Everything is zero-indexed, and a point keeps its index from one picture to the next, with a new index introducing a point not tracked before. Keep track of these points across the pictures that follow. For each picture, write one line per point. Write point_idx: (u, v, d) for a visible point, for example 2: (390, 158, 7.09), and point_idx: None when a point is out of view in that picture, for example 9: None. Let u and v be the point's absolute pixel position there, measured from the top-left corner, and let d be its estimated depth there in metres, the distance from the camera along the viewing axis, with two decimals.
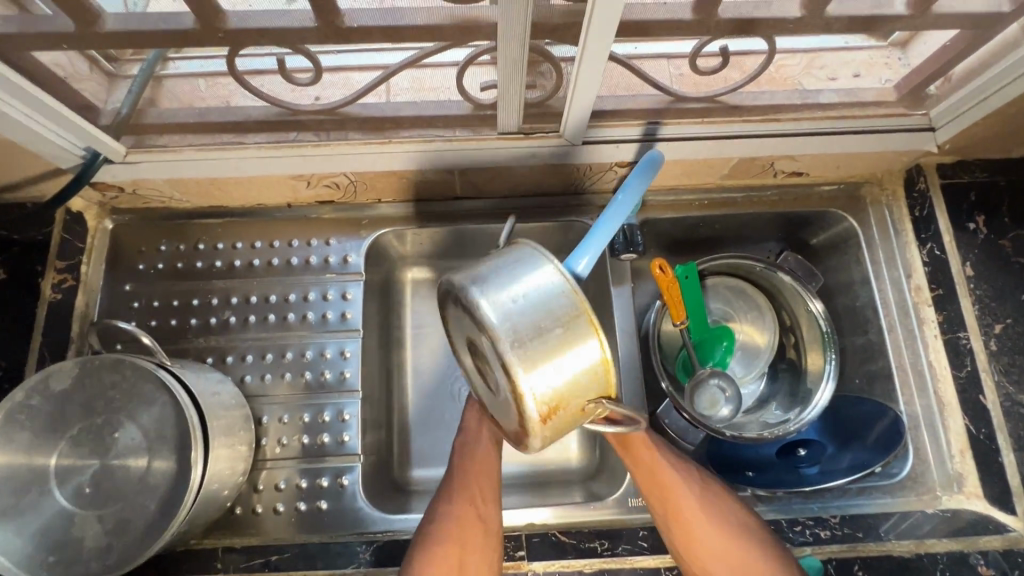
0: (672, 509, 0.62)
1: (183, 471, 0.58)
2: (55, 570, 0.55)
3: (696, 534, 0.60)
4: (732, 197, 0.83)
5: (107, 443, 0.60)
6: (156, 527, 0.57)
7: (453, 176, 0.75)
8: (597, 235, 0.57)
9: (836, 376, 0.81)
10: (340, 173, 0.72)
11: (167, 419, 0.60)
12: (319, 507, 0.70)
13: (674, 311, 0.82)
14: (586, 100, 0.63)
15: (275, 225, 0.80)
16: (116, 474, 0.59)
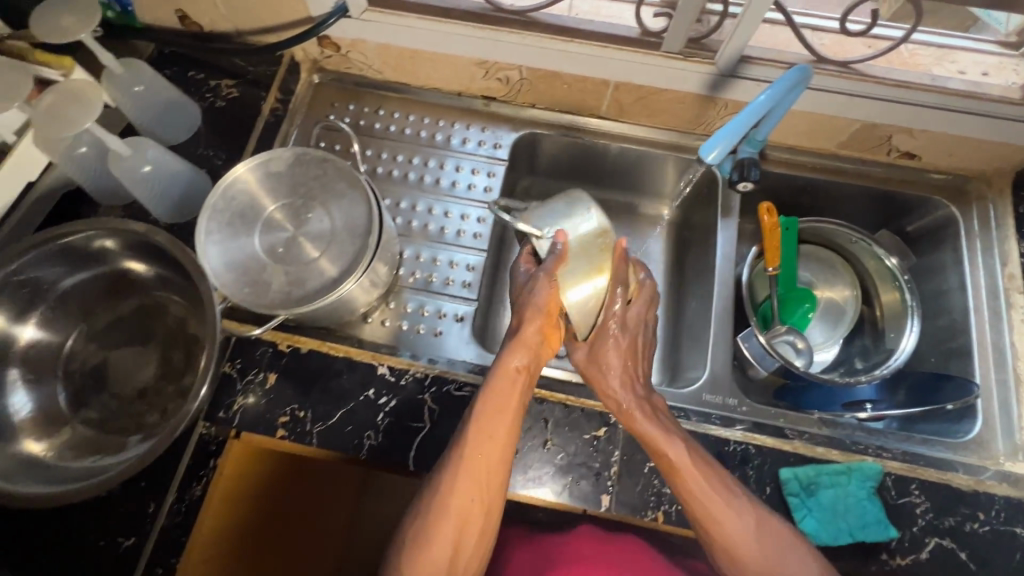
0: (704, 521, 0.61)
1: (358, 251, 0.71)
2: (248, 299, 0.68)
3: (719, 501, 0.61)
4: (844, 166, 0.90)
5: (303, 223, 0.73)
6: (330, 286, 0.69)
7: (607, 89, 0.86)
8: (747, 116, 0.69)
9: (918, 322, 0.87)
10: (517, 66, 0.85)
11: (351, 220, 0.73)
12: (436, 333, 0.81)
13: (768, 256, 0.90)
14: (746, 33, 0.73)
15: (443, 108, 0.95)
16: (302, 249, 0.72)
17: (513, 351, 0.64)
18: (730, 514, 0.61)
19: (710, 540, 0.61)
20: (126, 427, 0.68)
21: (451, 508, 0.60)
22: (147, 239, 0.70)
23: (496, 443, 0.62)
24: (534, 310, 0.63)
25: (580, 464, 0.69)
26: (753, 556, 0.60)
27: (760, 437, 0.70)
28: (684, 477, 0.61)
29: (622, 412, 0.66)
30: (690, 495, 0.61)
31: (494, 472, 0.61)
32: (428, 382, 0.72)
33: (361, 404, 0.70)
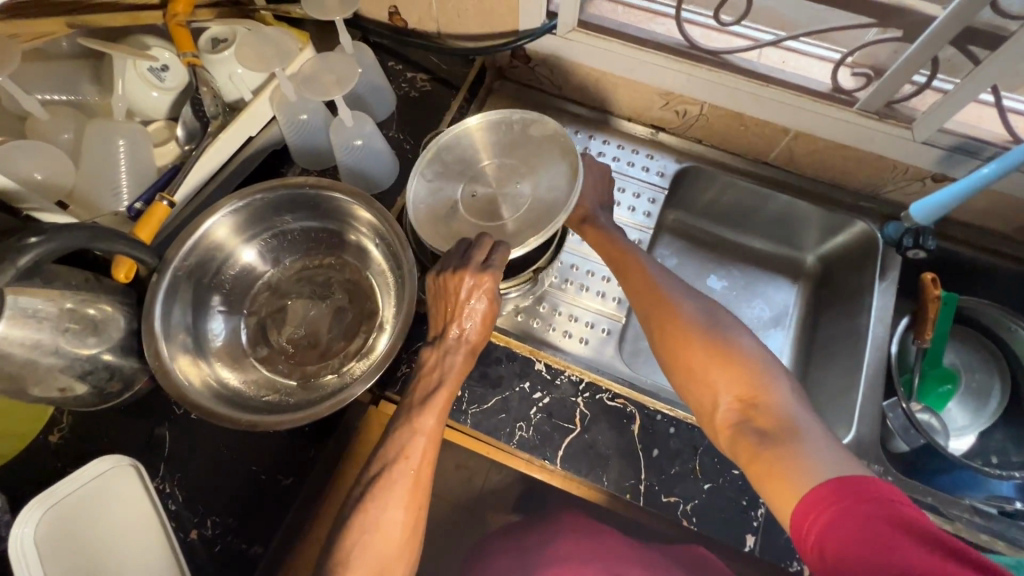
0: (648, 305, 0.70)
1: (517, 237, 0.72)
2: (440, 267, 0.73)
3: (672, 319, 0.67)
4: (1012, 251, 0.89)
5: (505, 186, 0.77)
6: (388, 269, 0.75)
7: (784, 137, 0.88)
8: (956, 189, 0.77)
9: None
10: (699, 101, 0.88)
11: (557, 188, 0.74)
12: (582, 341, 0.82)
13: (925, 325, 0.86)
14: (949, 108, 0.73)
15: (611, 130, 0.99)
16: (468, 212, 0.76)
17: (454, 352, 0.67)
18: (681, 328, 0.66)
19: (654, 326, 0.68)
20: (298, 373, 0.71)
21: (384, 517, 0.59)
22: (377, 225, 0.73)
23: (428, 443, 0.63)
24: (479, 321, 0.66)
25: (727, 498, 0.68)
26: (703, 364, 0.63)
27: None
28: (633, 267, 0.74)
29: (583, 218, 0.81)
30: (640, 289, 0.72)
31: (425, 468, 0.62)
32: (583, 387, 0.73)
33: (516, 394, 0.72)
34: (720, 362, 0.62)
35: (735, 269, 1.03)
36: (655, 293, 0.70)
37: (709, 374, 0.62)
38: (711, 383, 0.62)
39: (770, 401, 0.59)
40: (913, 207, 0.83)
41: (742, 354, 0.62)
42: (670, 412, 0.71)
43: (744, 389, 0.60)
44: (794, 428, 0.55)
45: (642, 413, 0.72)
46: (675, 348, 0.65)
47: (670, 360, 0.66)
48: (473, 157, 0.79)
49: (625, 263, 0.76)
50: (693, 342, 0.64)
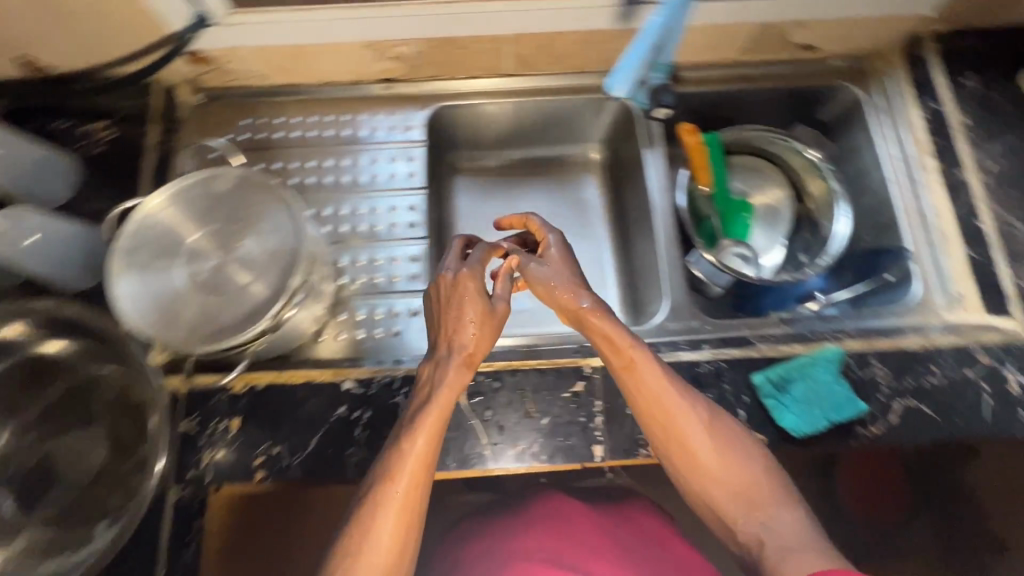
0: (663, 416, 0.63)
1: (259, 309, 0.64)
2: (175, 340, 0.62)
3: (691, 426, 0.62)
4: (751, 72, 0.92)
5: (231, 249, 0.67)
6: (240, 326, 0.64)
7: (504, 44, 0.83)
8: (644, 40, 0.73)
9: (848, 208, 0.91)
10: (407, 40, 0.81)
11: (286, 232, 0.67)
12: (393, 333, 0.78)
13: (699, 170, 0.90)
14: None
15: (342, 101, 0.89)
16: (194, 294, 0.65)
17: (446, 366, 0.63)
18: (698, 438, 0.62)
19: (672, 437, 0.63)
20: (92, 513, 0.63)
21: (376, 537, 0.56)
22: (78, 318, 0.67)
23: (419, 466, 0.59)
24: (473, 325, 0.64)
25: (567, 423, 0.69)
26: (722, 479, 0.61)
27: (729, 352, 0.72)
28: (639, 369, 0.63)
29: (575, 311, 0.67)
30: (644, 389, 0.64)
31: (416, 494, 0.59)
32: (399, 385, 0.70)
33: (335, 424, 0.68)
34: (748, 491, 0.60)
35: (535, 187, 1.00)
36: (670, 406, 0.63)
37: (726, 490, 0.61)
38: (736, 503, 0.60)
39: (779, 515, 0.59)
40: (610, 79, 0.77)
41: (755, 476, 0.61)
42: (489, 370, 0.71)
43: (759, 506, 0.60)
44: (815, 545, 0.56)
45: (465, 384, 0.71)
46: (698, 466, 0.62)
47: (696, 477, 0.62)
48: (176, 231, 0.67)
49: (624, 357, 0.64)
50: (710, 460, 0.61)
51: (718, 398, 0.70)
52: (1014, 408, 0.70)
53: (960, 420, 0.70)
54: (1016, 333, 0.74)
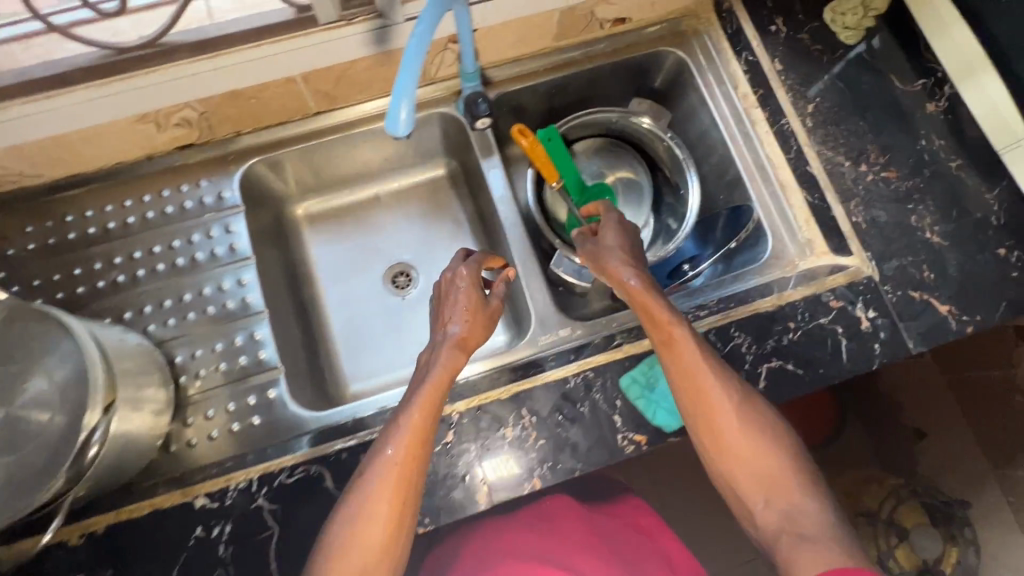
0: (693, 395, 0.64)
1: (59, 457, 0.56)
2: None
3: (717, 395, 0.63)
4: (572, 57, 0.89)
5: (16, 397, 0.59)
6: (49, 470, 0.56)
7: (297, 85, 0.76)
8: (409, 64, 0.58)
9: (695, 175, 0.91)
10: (183, 104, 0.72)
11: (72, 358, 0.59)
12: (252, 423, 0.73)
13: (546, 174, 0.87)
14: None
15: (140, 181, 0.80)
16: None
17: (440, 350, 0.67)
18: (720, 403, 0.63)
19: (692, 405, 0.64)
20: None
21: (369, 508, 0.59)
22: None
23: (416, 440, 0.61)
24: (463, 315, 0.68)
25: (445, 478, 0.66)
26: (737, 443, 0.63)
27: (594, 360, 0.70)
28: (679, 347, 0.64)
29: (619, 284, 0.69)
30: (684, 364, 0.64)
31: (414, 465, 0.61)
32: (257, 486, 0.65)
33: (195, 548, 0.63)
34: (771, 476, 0.63)
35: (402, 216, 1.00)
36: (700, 376, 0.64)
37: (739, 452, 0.63)
38: (755, 481, 0.63)
39: (788, 480, 0.62)
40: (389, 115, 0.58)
41: (772, 444, 0.64)
42: (352, 443, 0.67)
43: (765, 464, 0.63)
44: (835, 540, 0.57)
45: (330, 465, 0.66)
46: (722, 446, 0.64)
47: (718, 451, 0.64)
48: None
49: (663, 332, 0.65)
50: (731, 426, 0.63)
51: (592, 409, 0.68)
52: (868, 344, 0.72)
53: (823, 370, 0.71)
54: (859, 270, 0.76)
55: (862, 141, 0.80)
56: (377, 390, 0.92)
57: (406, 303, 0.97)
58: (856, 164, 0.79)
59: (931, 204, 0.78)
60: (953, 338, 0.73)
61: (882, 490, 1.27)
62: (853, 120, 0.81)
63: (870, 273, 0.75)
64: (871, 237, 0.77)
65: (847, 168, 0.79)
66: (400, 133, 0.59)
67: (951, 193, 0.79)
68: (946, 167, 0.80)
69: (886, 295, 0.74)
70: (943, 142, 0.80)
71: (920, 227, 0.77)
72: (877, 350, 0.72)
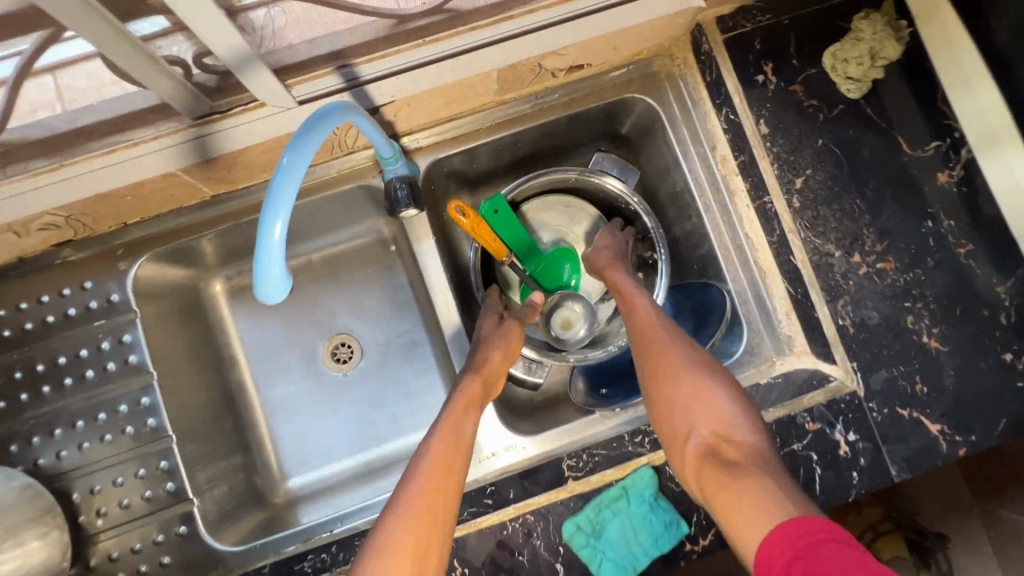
0: (639, 328, 0.66)
1: None
2: None
3: (670, 344, 0.63)
4: (520, 110, 0.75)
5: None
6: None
7: (180, 178, 0.63)
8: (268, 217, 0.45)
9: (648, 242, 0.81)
10: (41, 213, 0.60)
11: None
12: (163, 561, 0.67)
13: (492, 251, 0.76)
14: (207, 11, 0.43)
15: (16, 285, 0.69)
16: None
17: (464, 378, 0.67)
18: (673, 350, 0.62)
19: (642, 356, 0.63)
20: None
21: (395, 532, 0.52)
22: None
23: (447, 461, 0.57)
24: (501, 345, 0.69)
25: None
26: (689, 399, 0.58)
27: (534, 502, 0.62)
28: (635, 302, 0.68)
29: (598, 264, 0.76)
30: (637, 317, 0.67)
31: (445, 495, 0.56)
32: None
33: None
34: (725, 432, 0.55)
35: (340, 282, 0.90)
36: (654, 329, 0.65)
37: (690, 404, 0.58)
38: (687, 412, 0.58)
39: (746, 444, 0.54)
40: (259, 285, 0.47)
41: (732, 407, 0.57)
42: None
43: (719, 419, 0.56)
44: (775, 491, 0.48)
45: None
46: (656, 369, 0.61)
47: (651, 379, 0.61)
48: None
49: (625, 295, 0.70)
50: (681, 372, 0.60)
51: (531, 558, 0.61)
52: (846, 472, 0.64)
53: None
54: (842, 383, 0.66)
55: (857, 225, 0.68)
56: (315, 488, 0.85)
57: (348, 383, 0.89)
58: (848, 254, 0.68)
59: (932, 301, 0.67)
60: (941, 462, 0.65)
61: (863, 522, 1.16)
62: (848, 198, 0.68)
63: (854, 388, 0.66)
64: (858, 344, 0.66)
65: (836, 258, 0.67)
66: (270, 300, 0.47)
67: (957, 287, 0.67)
68: (953, 254, 0.67)
69: (870, 415, 0.65)
70: (953, 223, 0.68)
71: (916, 330, 0.67)
72: (855, 479, 0.64)
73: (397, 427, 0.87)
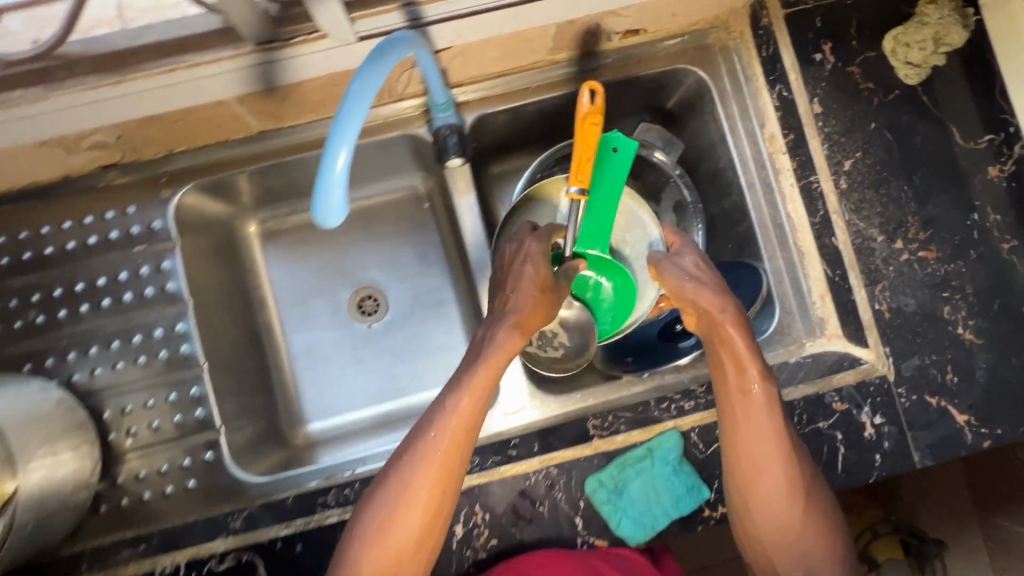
0: (744, 450, 0.57)
1: None
2: None
3: (781, 468, 0.57)
4: (570, 72, 0.74)
5: None
6: None
7: (232, 107, 0.63)
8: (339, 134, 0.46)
9: (662, 243, 0.73)
10: (93, 130, 0.61)
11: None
12: (188, 486, 0.68)
13: (577, 168, 0.63)
14: None
15: (58, 204, 0.70)
16: None
17: (497, 329, 0.61)
18: (783, 475, 0.57)
19: (744, 468, 0.57)
20: None
21: (406, 497, 0.56)
22: None
23: (458, 432, 0.57)
24: (528, 295, 0.62)
25: None
26: (789, 520, 0.58)
27: (558, 455, 0.63)
28: (755, 403, 0.57)
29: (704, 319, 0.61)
30: (752, 422, 0.57)
31: (454, 461, 0.57)
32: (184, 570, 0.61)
33: None
34: (810, 556, 0.58)
35: (372, 234, 0.90)
36: (768, 444, 0.57)
37: (786, 528, 0.58)
38: (783, 539, 0.58)
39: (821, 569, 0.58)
40: (316, 201, 0.46)
41: (823, 530, 0.58)
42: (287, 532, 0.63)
43: (808, 547, 0.58)
44: None
45: (262, 552, 0.63)
46: (757, 495, 0.58)
47: (748, 505, 0.58)
48: None
49: (742, 381, 0.58)
50: (789, 502, 0.57)
51: (552, 509, 0.62)
52: (869, 455, 0.65)
53: None
54: (872, 367, 0.66)
55: (902, 212, 0.68)
56: (334, 434, 0.86)
57: (373, 335, 0.89)
58: (891, 240, 0.67)
59: (971, 294, 0.67)
60: (964, 452, 0.65)
61: (861, 521, 1.10)
62: (896, 184, 0.68)
63: (885, 372, 0.66)
64: (893, 330, 0.66)
65: (879, 243, 0.68)
66: (329, 221, 0.47)
67: (997, 282, 0.67)
68: (996, 249, 0.67)
69: (899, 400, 0.65)
70: (999, 218, 0.67)
71: (952, 321, 0.66)
72: (877, 462, 0.64)
73: (419, 381, 0.88)
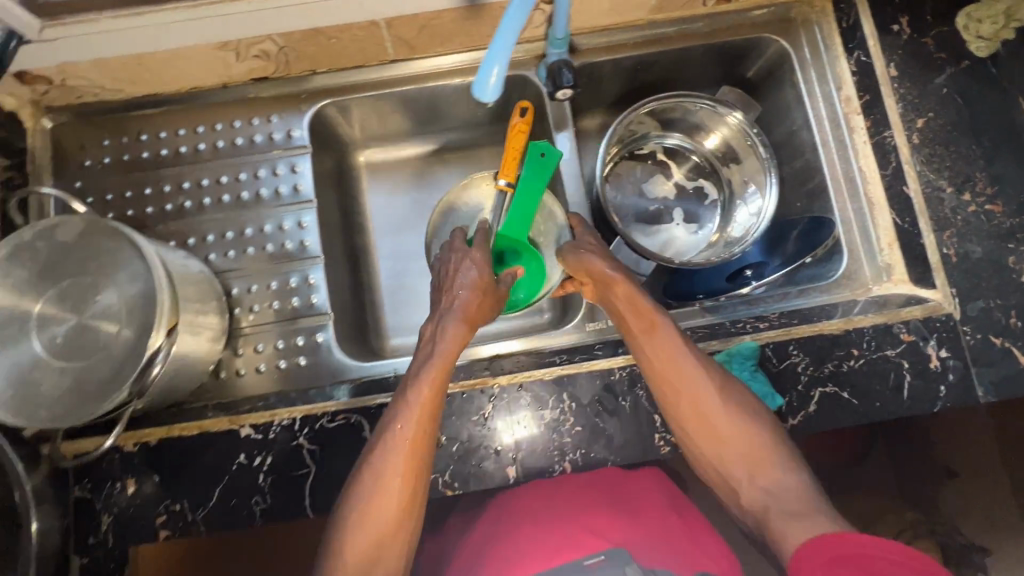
0: (663, 379, 0.63)
1: (136, 351, 0.59)
2: (33, 421, 0.57)
3: (703, 390, 0.63)
4: (664, 33, 0.83)
5: (85, 306, 0.61)
6: (125, 371, 0.58)
7: (379, 29, 0.74)
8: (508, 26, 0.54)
9: (568, 231, 0.81)
10: (265, 37, 0.71)
11: (142, 274, 0.61)
12: (298, 363, 0.75)
13: (505, 164, 0.77)
14: None
15: (212, 109, 0.80)
16: (58, 357, 0.59)
17: (447, 322, 0.66)
18: (708, 398, 0.62)
19: (672, 396, 0.63)
20: None
21: (382, 477, 0.59)
22: None
23: (423, 417, 0.60)
24: (474, 288, 0.68)
25: (478, 445, 0.67)
26: (730, 433, 0.62)
27: None
28: (660, 334, 0.64)
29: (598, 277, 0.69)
30: (661, 351, 0.64)
31: (425, 439, 0.61)
32: (299, 425, 0.67)
33: (237, 473, 0.65)
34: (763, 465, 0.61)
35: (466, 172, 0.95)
36: (683, 372, 0.63)
37: (731, 445, 0.62)
38: (734, 453, 0.62)
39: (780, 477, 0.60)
40: (476, 82, 0.56)
41: (764, 437, 0.62)
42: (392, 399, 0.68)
43: (757, 457, 0.61)
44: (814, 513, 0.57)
45: (368, 416, 0.67)
46: (695, 420, 0.63)
47: (687, 427, 0.63)
48: (14, 305, 0.60)
49: (644, 320, 0.65)
50: (725, 417, 0.62)
51: (633, 405, 0.68)
52: (934, 385, 0.69)
53: (879, 404, 0.68)
54: (939, 305, 0.71)
55: (971, 167, 0.74)
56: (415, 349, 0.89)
57: None
58: (959, 192, 0.73)
59: None
60: None
61: (900, 521, 1.04)
62: (965, 143, 0.74)
63: (951, 310, 0.70)
64: (959, 273, 0.71)
65: (948, 194, 0.73)
66: (487, 100, 0.57)
67: None
68: None
69: (963, 337, 0.70)
70: None
71: (1017, 270, 0.71)
72: (942, 393, 0.68)
73: None
